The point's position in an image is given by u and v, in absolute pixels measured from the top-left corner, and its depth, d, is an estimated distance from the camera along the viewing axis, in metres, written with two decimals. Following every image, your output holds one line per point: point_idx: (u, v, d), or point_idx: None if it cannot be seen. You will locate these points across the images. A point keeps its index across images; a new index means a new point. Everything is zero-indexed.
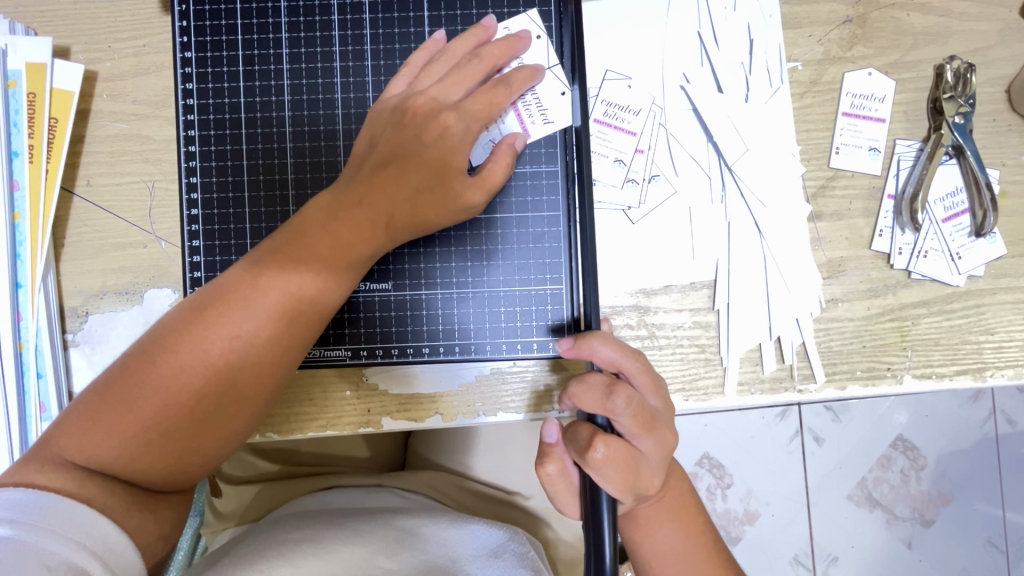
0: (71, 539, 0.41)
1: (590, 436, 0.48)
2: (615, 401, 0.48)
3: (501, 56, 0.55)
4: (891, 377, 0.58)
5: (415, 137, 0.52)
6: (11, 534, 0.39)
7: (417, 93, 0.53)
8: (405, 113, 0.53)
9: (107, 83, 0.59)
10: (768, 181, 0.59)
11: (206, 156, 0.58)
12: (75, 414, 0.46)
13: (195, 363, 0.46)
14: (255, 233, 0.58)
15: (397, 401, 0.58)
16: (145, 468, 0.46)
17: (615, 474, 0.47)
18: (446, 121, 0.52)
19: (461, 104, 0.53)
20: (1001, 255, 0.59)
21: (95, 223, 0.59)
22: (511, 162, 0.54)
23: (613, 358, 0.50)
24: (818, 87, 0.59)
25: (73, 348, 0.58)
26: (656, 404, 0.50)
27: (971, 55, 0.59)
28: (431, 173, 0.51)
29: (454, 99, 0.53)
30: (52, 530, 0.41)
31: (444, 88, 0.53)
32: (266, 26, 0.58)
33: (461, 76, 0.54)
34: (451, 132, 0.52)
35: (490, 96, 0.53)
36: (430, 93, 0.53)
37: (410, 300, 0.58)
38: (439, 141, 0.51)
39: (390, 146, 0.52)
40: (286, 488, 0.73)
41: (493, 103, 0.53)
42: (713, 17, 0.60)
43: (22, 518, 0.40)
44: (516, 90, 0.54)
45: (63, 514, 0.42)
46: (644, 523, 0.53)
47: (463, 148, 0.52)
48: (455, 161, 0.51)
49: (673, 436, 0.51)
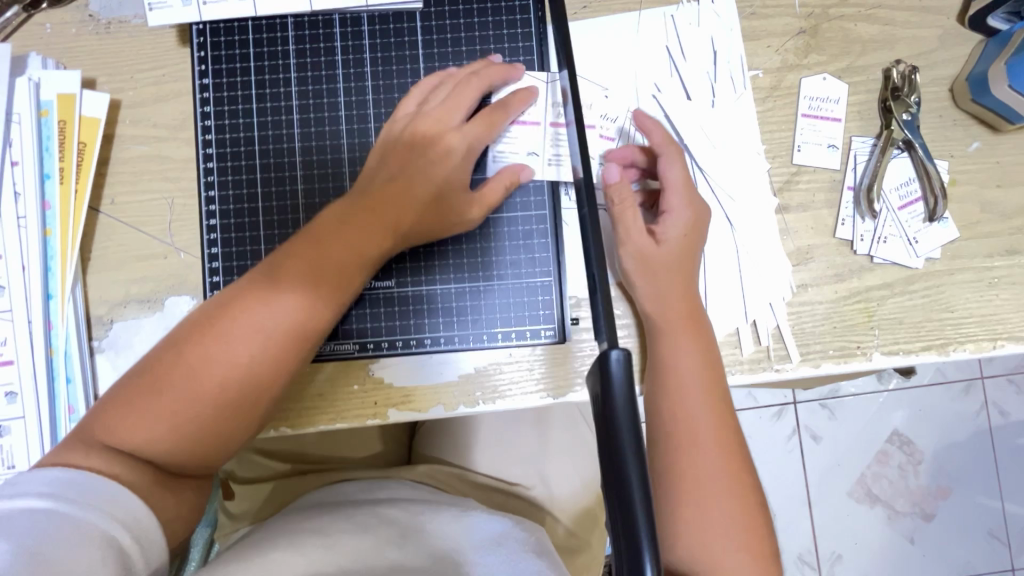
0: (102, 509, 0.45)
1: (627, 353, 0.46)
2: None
3: (500, 78, 0.61)
4: (861, 354, 0.63)
5: (422, 156, 0.57)
6: (51, 506, 0.43)
7: (423, 113, 0.59)
8: (413, 130, 0.58)
9: (130, 109, 0.64)
10: (737, 178, 0.64)
11: (223, 171, 0.64)
12: (110, 403, 0.50)
13: (221, 355, 0.50)
14: (269, 239, 0.63)
15: (401, 393, 0.62)
16: (174, 453, 0.49)
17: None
18: (450, 141, 0.58)
19: (464, 124, 0.59)
20: (954, 238, 0.64)
21: (120, 238, 0.64)
22: (510, 186, 0.60)
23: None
24: (777, 92, 0.65)
25: (99, 354, 0.63)
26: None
27: (916, 59, 0.65)
28: (435, 185, 0.57)
29: (456, 119, 0.59)
30: (86, 502, 0.44)
31: (448, 109, 0.59)
32: (275, 53, 0.64)
33: (461, 99, 0.59)
34: (455, 150, 0.58)
35: (489, 118, 0.59)
36: (435, 117, 0.58)
37: (412, 296, 0.63)
38: (444, 159, 0.58)
39: (399, 162, 0.57)
40: (296, 486, 0.77)
41: (492, 124, 0.59)
42: (680, 33, 0.66)
43: (59, 492, 0.44)
44: (514, 111, 0.60)
45: (96, 488, 0.45)
46: (688, 439, 0.56)
47: (466, 165, 0.58)
48: (456, 176, 0.58)
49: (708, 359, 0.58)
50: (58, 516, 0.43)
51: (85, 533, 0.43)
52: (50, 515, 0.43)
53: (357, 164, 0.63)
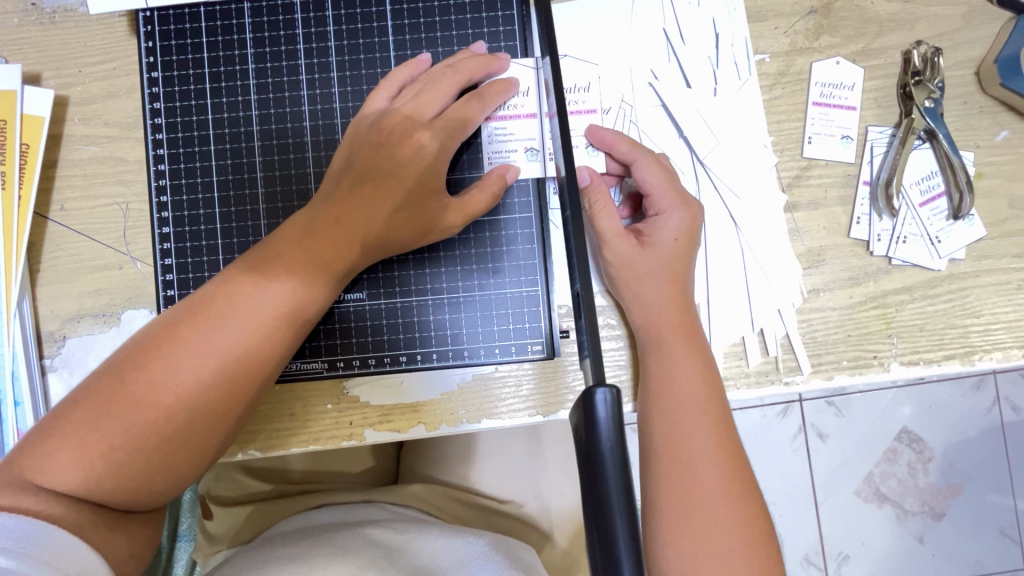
0: (56, 567, 0.41)
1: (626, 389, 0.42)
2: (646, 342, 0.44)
3: (479, 69, 0.55)
4: (879, 365, 0.58)
5: (391, 157, 0.52)
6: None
7: (392, 111, 0.53)
8: (379, 130, 0.53)
9: (79, 107, 0.59)
10: (741, 174, 0.59)
11: (176, 173, 0.58)
12: (41, 435, 0.45)
13: (167, 381, 0.46)
14: (227, 248, 0.58)
15: (379, 412, 0.57)
16: (115, 489, 0.45)
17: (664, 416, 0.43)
18: (421, 140, 0.52)
19: (436, 122, 0.53)
20: (981, 237, 0.58)
21: (70, 247, 0.59)
22: (499, 191, 0.54)
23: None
24: (786, 78, 0.59)
25: (51, 373, 0.58)
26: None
27: (938, 39, 0.60)
28: (408, 190, 0.52)
29: (429, 115, 0.53)
30: (40, 559, 0.40)
31: (419, 104, 0.53)
32: (231, 43, 0.59)
33: (436, 90, 0.54)
34: (426, 151, 0.52)
35: (464, 114, 0.54)
36: (406, 112, 0.53)
37: (387, 309, 0.58)
38: (415, 160, 0.52)
39: (367, 164, 0.52)
40: (276, 508, 0.72)
41: (469, 120, 0.54)
42: (677, 14, 0.60)
43: (9, 546, 0.40)
44: (491, 105, 0.55)
45: (54, 542, 0.41)
46: (686, 468, 0.50)
47: (439, 167, 0.53)
48: (430, 180, 0.52)
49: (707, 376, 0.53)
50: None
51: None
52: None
53: (322, 163, 0.58)
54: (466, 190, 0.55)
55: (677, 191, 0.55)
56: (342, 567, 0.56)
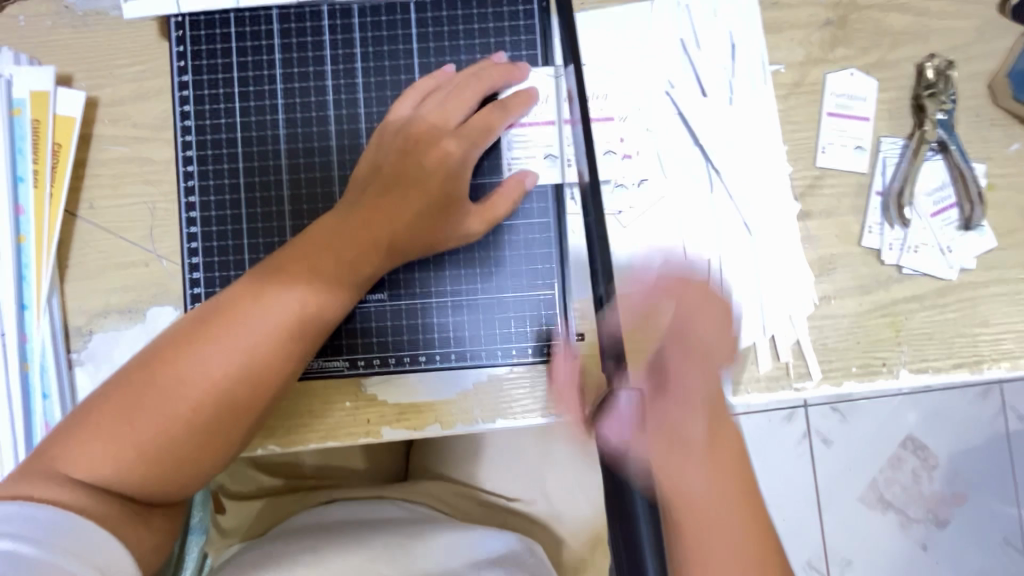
0: (81, 556, 0.42)
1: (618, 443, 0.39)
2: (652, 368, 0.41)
3: (501, 79, 0.57)
4: (887, 372, 0.59)
5: (417, 164, 0.54)
6: (28, 553, 0.41)
7: (418, 118, 0.55)
8: (406, 137, 0.55)
9: (110, 108, 0.61)
10: (756, 182, 0.60)
11: (203, 174, 0.60)
12: (70, 428, 0.46)
13: (195, 377, 0.47)
14: (252, 248, 0.60)
15: (396, 410, 0.58)
16: (144, 482, 0.46)
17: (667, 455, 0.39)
18: (447, 147, 0.54)
19: (461, 129, 0.55)
20: (991, 247, 0.59)
21: (99, 244, 0.60)
22: (518, 197, 0.56)
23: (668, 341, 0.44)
24: (801, 88, 0.61)
25: (78, 367, 0.60)
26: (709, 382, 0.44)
27: (952, 52, 0.60)
28: (432, 198, 0.53)
29: (454, 124, 0.55)
30: (65, 548, 0.42)
31: (444, 112, 0.55)
32: (259, 48, 0.60)
33: (460, 100, 0.55)
34: (451, 157, 0.54)
35: (487, 122, 0.55)
36: (431, 120, 0.55)
37: (406, 310, 0.59)
38: (440, 166, 0.54)
39: (393, 170, 0.54)
40: (291, 504, 0.74)
41: (492, 129, 0.55)
42: (695, 24, 0.61)
43: (37, 535, 0.42)
44: (513, 115, 0.57)
45: (77, 532, 0.43)
46: None
47: (463, 172, 0.55)
48: (453, 186, 0.54)
49: (725, 417, 0.44)
50: (36, 564, 0.41)
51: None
52: (27, 563, 0.41)
53: (346, 167, 0.59)
54: (487, 196, 0.57)
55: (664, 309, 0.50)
56: None
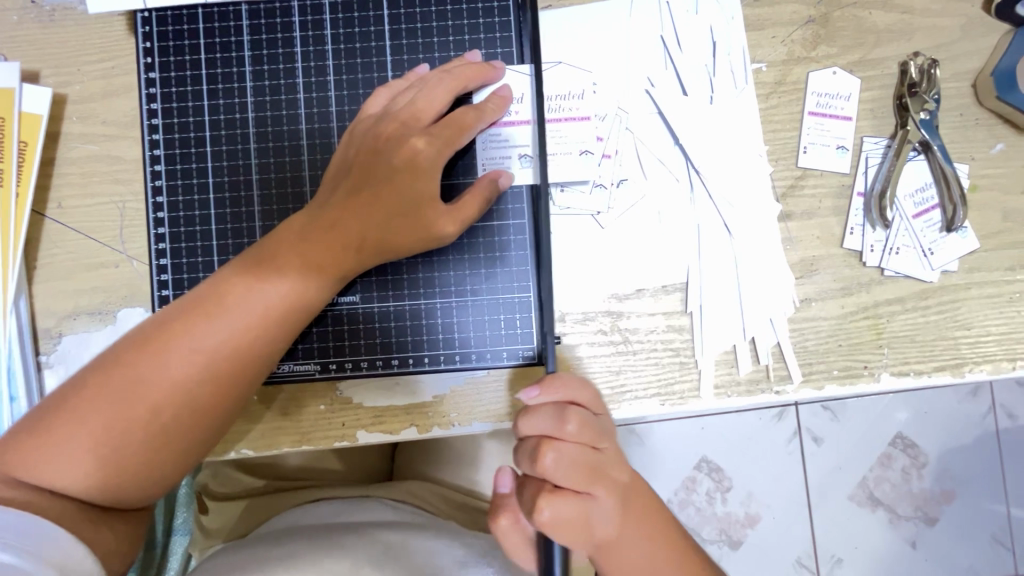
0: (55, 564, 0.42)
1: (502, 501, 0.51)
2: (544, 461, 0.45)
3: (474, 78, 0.55)
4: (869, 375, 0.58)
5: (387, 163, 0.52)
6: (3, 560, 0.41)
7: (388, 116, 0.54)
8: (375, 136, 0.53)
9: (77, 106, 0.59)
10: (735, 183, 0.59)
11: (172, 174, 0.59)
12: (27, 433, 0.45)
13: (157, 381, 0.46)
14: (221, 249, 0.58)
15: (371, 414, 0.58)
16: (104, 487, 0.46)
17: (564, 532, 0.45)
18: (416, 145, 0.52)
19: (433, 128, 0.53)
20: (974, 249, 0.59)
21: (67, 245, 0.59)
22: (490, 196, 0.54)
23: (548, 421, 0.46)
24: (782, 87, 0.60)
25: (47, 370, 0.58)
26: (599, 446, 0.47)
27: (936, 51, 0.60)
28: (403, 197, 0.51)
29: (425, 122, 0.53)
30: (41, 556, 0.42)
31: (415, 110, 0.53)
32: (228, 44, 0.59)
33: (432, 97, 0.54)
34: (420, 155, 0.52)
35: (460, 122, 0.54)
36: (401, 117, 0.53)
37: (380, 312, 0.58)
38: (409, 165, 0.52)
39: (363, 170, 0.52)
40: (271, 504, 0.74)
41: (464, 128, 0.54)
42: (675, 21, 0.60)
43: (15, 541, 0.42)
44: (488, 118, 0.55)
45: (54, 540, 0.43)
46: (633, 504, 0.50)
47: (434, 172, 0.52)
48: (424, 186, 0.52)
49: (625, 472, 0.48)
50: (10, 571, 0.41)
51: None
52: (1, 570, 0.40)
53: (317, 166, 0.58)
54: (460, 195, 0.55)
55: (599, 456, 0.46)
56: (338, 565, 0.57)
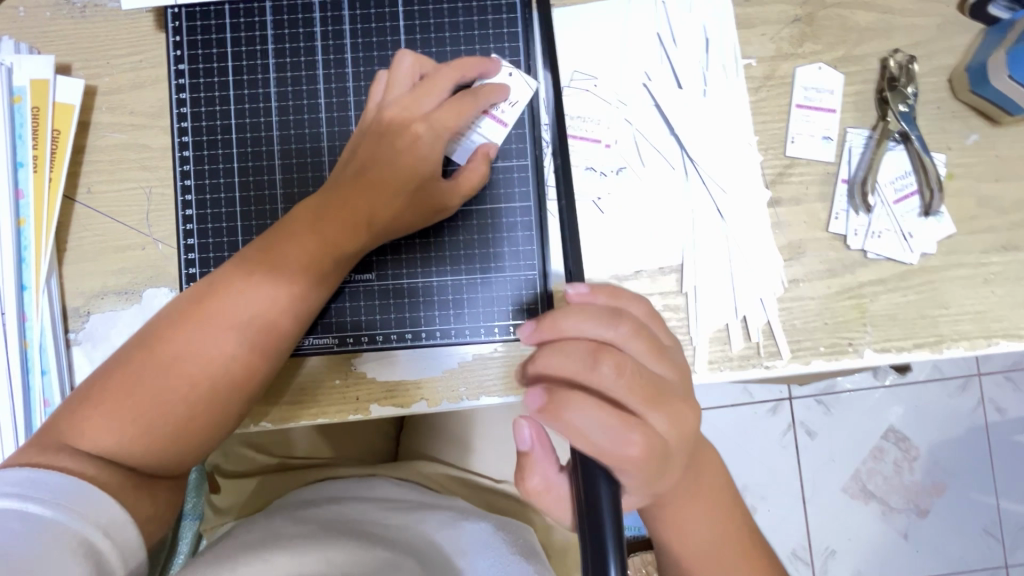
0: (89, 519, 0.45)
1: (528, 460, 0.54)
2: (602, 369, 0.44)
3: (473, 69, 0.58)
4: (853, 352, 0.62)
5: (390, 145, 0.54)
6: (39, 513, 0.43)
7: (389, 105, 0.56)
8: (378, 124, 0.56)
9: (107, 96, 0.63)
10: (728, 170, 0.63)
11: (199, 160, 0.62)
12: (75, 405, 0.49)
13: (192, 352, 0.50)
14: (246, 230, 0.62)
15: (385, 388, 0.61)
16: (146, 452, 0.49)
17: (612, 452, 0.43)
18: (416, 130, 0.55)
19: (432, 113, 0.55)
20: (951, 233, 0.62)
21: (96, 228, 0.62)
22: (485, 170, 0.58)
23: (601, 329, 0.46)
24: (771, 81, 0.64)
25: (76, 346, 0.62)
26: (654, 367, 0.46)
27: (915, 48, 0.64)
28: (407, 178, 0.54)
29: (425, 108, 0.55)
30: (74, 511, 0.44)
31: (416, 97, 0.56)
32: (253, 39, 0.63)
33: (429, 86, 0.56)
34: (421, 141, 0.55)
35: (458, 106, 0.56)
36: (402, 104, 0.56)
37: (394, 289, 0.61)
38: (410, 148, 0.54)
39: (368, 152, 0.55)
40: (282, 482, 0.77)
41: (463, 112, 0.56)
42: (671, 20, 0.64)
43: (48, 497, 0.44)
44: (483, 103, 0.57)
45: (86, 497, 0.45)
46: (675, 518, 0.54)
47: (433, 156, 0.55)
48: (422, 169, 0.55)
49: (689, 410, 0.46)
50: (50, 524, 0.43)
51: (69, 544, 0.43)
52: (39, 522, 0.43)
53: (337, 152, 0.62)
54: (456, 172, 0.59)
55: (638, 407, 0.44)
56: (351, 545, 0.59)
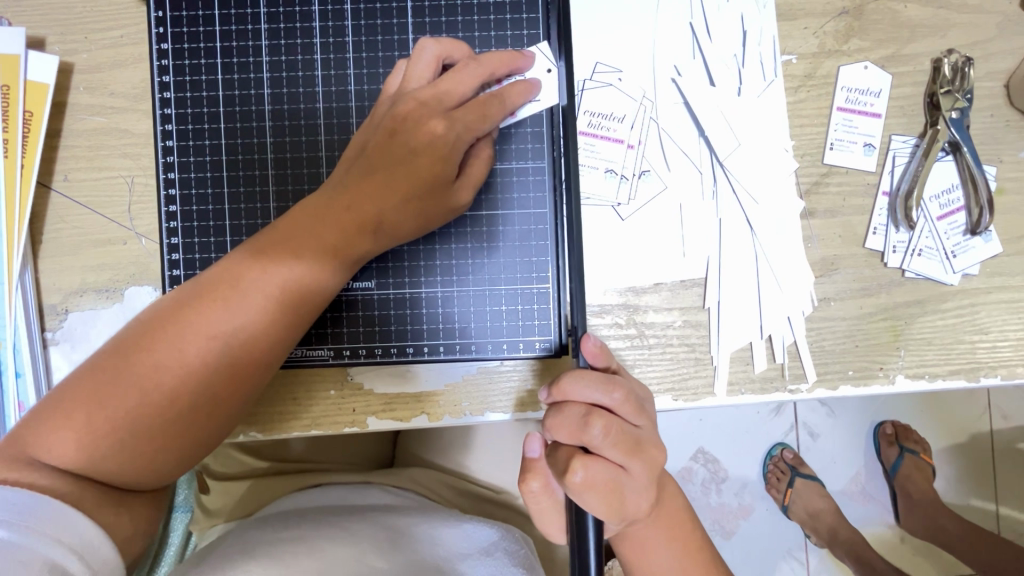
0: (57, 539, 0.41)
1: (533, 466, 0.51)
2: (591, 431, 0.44)
3: (502, 66, 0.53)
4: (884, 377, 0.57)
5: (405, 145, 0.49)
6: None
7: (408, 96, 0.50)
8: (393, 116, 0.50)
9: (84, 75, 0.57)
10: (760, 178, 0.58)
11: (184, 151, 0.57)
12: (43, 412, 0.45)
13: (171, 363, 0.45)
14: (234, 230, 0.57)
15: (383, 400, 0.57)
16: (120, 469, 0.45)
17: (597, 499, 0.44)
18: (435, 128, 0.48)
19: (454, 112, 0.49)
20: (997, 253, 0.58)
21: (74, 219, 0.57)
22: (492, 153, 0.53)
23: (597, 392, 0.45)
24: (812, 81, 0.58)
25: (53, 347, 0.57)
26: (640, 423, 0.47)
27: (971, 48, 0.58)
28: (421, 182, 0.49)
29: (447, 104, 0.50)
30: (39, 531, 0.41)
31: (439, 92, 0.50)
32: (244, 17, 0.57)
33: (457, 81, 0.51)
34: (440, 140, 0.49)
35: (483, 107, 0.50)
36: (421, 97, 0.50)
37: (395, 299, 0.57)
38: (428, 149, 0.48)
39: (380, 150, 0.49)
40: (275, 485, 0.73)
41: (487, 116, 0.50)
42: (704, 10, 0.59)
43: (7, 518, 0.40)
44: (510, 106, 0.51)
45: (53, 515, 0.42)
46: (635, 538, 0.51)
47: (452, 159, 0.49)
48: (442, 175, 0.49)
49: (659, 454, 0.48)
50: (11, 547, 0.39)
51: (36, 568, 0.40)
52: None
53: (334, 148, 0.57)
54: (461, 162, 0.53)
55: (624, 462, 0.45)
56: (345, 549, 0.55)
